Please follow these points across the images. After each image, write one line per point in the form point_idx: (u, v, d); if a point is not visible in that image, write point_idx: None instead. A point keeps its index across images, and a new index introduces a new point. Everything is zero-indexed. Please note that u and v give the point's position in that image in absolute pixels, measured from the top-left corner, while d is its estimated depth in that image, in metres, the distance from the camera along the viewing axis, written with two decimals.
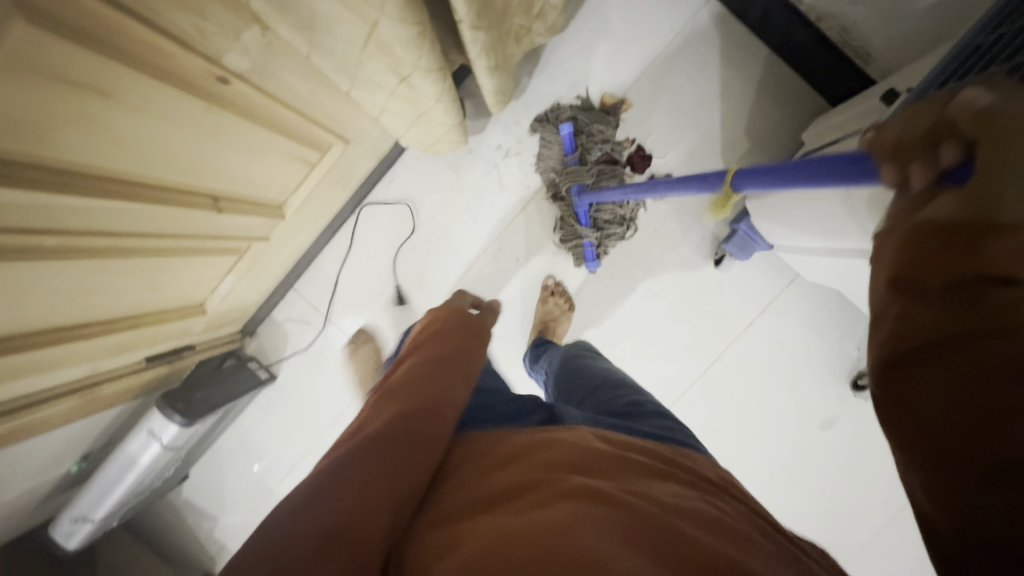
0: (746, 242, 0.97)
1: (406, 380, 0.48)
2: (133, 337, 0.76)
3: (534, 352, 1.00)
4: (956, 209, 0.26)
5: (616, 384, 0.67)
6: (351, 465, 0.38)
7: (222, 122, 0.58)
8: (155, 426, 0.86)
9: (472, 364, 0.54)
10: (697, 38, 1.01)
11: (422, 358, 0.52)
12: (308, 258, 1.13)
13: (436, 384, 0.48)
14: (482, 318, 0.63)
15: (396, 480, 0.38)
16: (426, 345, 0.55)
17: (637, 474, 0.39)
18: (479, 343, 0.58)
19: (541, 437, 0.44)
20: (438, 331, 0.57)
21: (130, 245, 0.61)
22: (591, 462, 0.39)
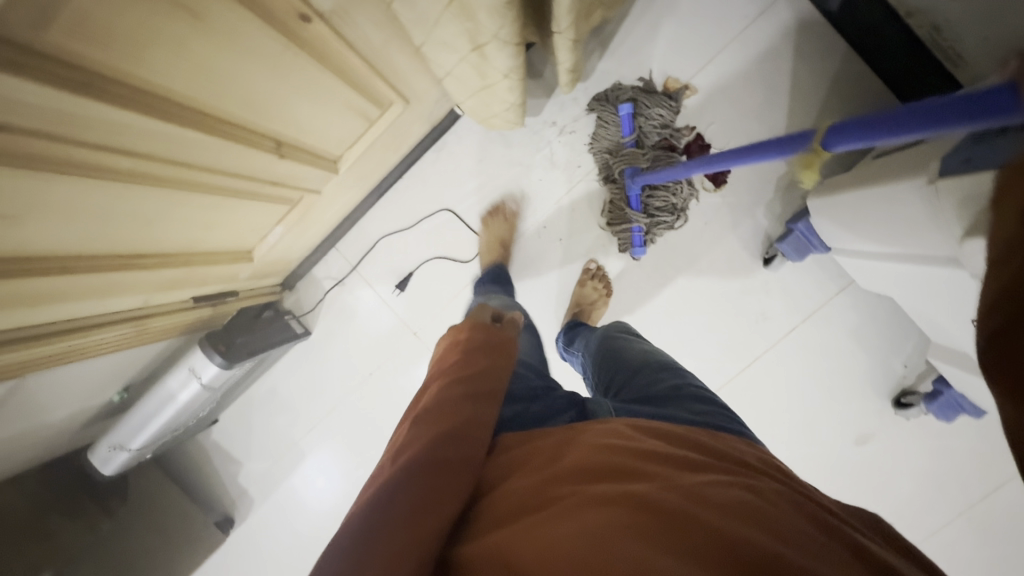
0: (802, 244, 0.93)
1: (434, 401, 0.46)
2: (186, 274, 0.77)
3: (568, 336, 0.98)
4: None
5: (653, 368, 0.65)
6: (387, 500, 0.36)
7: (297, 64, 0.58)
8: (196, 365, 0.88)
9: (498, 377, 0.51)
10: (772, 28, 0.97)
11: (448, 377, 0.50)
12: (352, 218, 1.13)
13: (464, 403, 0.46)
14: (507, 329, 0.59)
15: (436, 509, 0.36)
16: (450, 366, 0.52)
17: (680, 470, 0.37)
18: (504, 355, 0.54)
19: (570, 441, 0.42)
20: (460, 350, 0.54)
21: (196, 179, 0.62)
22: (627, 465, 0.37)
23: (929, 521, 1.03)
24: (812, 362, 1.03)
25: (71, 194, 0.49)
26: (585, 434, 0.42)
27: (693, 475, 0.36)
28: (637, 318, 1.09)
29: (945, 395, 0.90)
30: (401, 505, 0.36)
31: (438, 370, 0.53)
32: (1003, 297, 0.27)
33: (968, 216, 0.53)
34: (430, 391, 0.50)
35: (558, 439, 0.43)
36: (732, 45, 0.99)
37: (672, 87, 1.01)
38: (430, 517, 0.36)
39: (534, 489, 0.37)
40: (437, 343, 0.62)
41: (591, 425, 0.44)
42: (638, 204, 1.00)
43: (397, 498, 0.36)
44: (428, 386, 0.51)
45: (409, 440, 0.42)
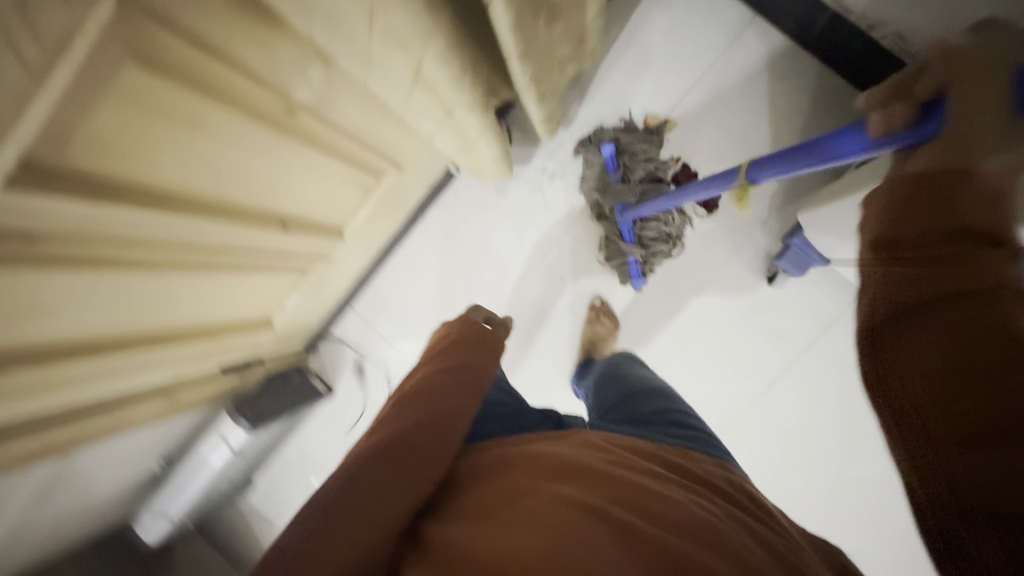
0: (801, 258, 0.93)
1: (420, 388, 0.49)
2: (211, 346, 0.84)
3: (581, 371, 0.99)
4: (938, 159, 0.35)
5: (646, 391, 0.66)
6: (361, 478, 0.39)
7: (290, 150, 0.65)
8: (224, 430, 0.94)
9: (483, 371, 0.54)
10: (744, 56, 0.99)
11: (436, 367, 0.53)
12: (365, 279, 1.20)
13: (447, 396, 0.48)
14: (499, 331, 0.63)
15: (403, 493, 0.38)
16: (442, 358, 0.55)
17: (642, 479, 0.37)
18: (491, 352, 0.57)
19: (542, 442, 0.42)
20: (454, 343, 0.57)
21: (213, 260, 0.70)
22: (592, 468, 0.37)
23: None
24: (835, 377, 1.00)
25: (101, 286, 0.56)
26: (559, 443, 0.43)
27: (653, 485, 0.36)
28: (649, 349, 1.09)
29: None
30: (371, 486, 0.38)
31: (430, 358, 0.56)
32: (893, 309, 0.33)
33: None
34: (419, 377, 0.53)
35: (531, 446, 0.44)
36: (706, 75, 1.02)
37: (652, 122, 1.05)
38: (400, 497, 0.38)
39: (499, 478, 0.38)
40: (435, 332, 0.65)
41: (568, 437, 0.45)
42: (630, 237, 1.03)
43: (370, 477, 0.39)
44: (418, 372, 0.55)
45: (390, 425, 0.45)
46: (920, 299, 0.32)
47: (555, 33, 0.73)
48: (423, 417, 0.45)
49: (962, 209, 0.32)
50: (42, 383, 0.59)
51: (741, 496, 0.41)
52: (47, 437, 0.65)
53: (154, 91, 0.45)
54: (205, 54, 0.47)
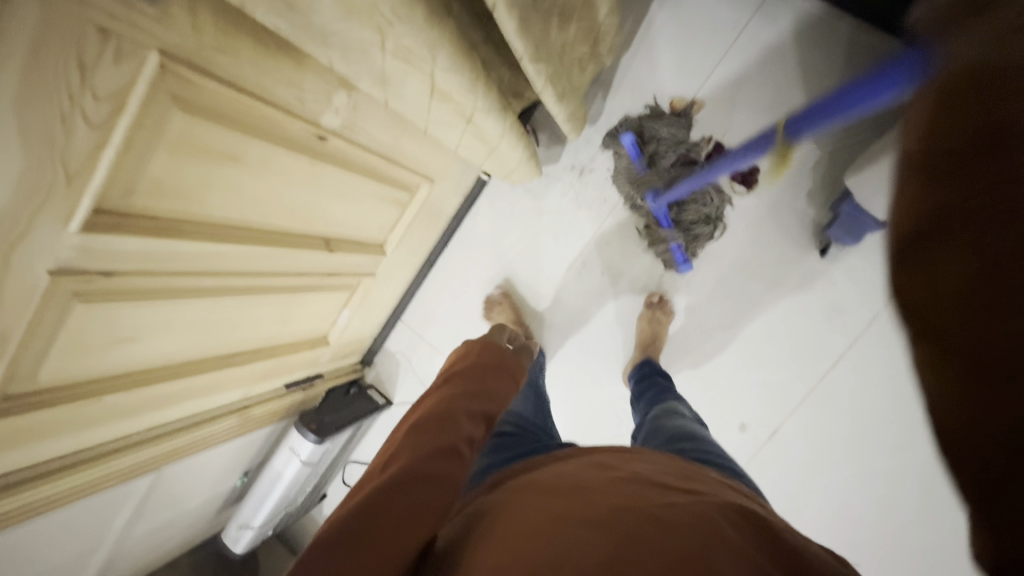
0: (853, 223, 0.87)
1: (435, 410, 0.50)
2: (273, 364, 0.90)
3: (640, 388, 0.94)
4: (977, 52, 0.22)
5: (678, 434, 0.66)
6: (374, 498, 0.39)
7: (323, 173, 0.70)
8: (294, 443, 1.00)
9: (497, 402, 0.55)
10: (768, 23, 0.95)
11: (452, 390, 0.54)
12: (410, 292, 1.24)
13: (460, 418, 0.49)
14: (516, 356, 0.65)
15: (421, 522, 0.39)
16: (457, 380, 0.56)
17: (648, 490, 0.38)
18: (506, 379, 0.59)
19: (554, 467, 0.45)
20: (470, 366, 0.58)
21: (266, 283, 0.75)
22: (598, 485, 0.39)
23: None
24: (900, 360, 0.94)
25: (172, 313, 0.63)
26: (574, 462, 0.45)
27: (655, 495, 0.38)
28: (698, 337, 1.06)
29: None
30: (389, 508, 0.38)
31: (444, 380, 0.57)
32: (916, 236, 0.21)
33: None
34: (431, 400, 0.53)
35: (546, 468, 0.46)
36: (732, 50, 0.98)
37: (679, 104, 1.03)
38: (417, 528, 0.39)
39: (510, 498, 0.42)
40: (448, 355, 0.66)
41: (580, 457, 0.47)
42: (666, 222, 1.01)
43: (386, 497, 0.39)
44: (432, 393, 0.55)
45: (404, 449, 0.45)
46: (948, 224, 0.20)
47: (570, 32, 0.74)
48: (438, 441, 0.45)
49: (1008, 106, 0.20)
50: (131, 404, 0.66)
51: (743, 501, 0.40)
52: (140, 453, 0.73)
53: (196, 133, 0.50)
54: (236, 93, 0.51)
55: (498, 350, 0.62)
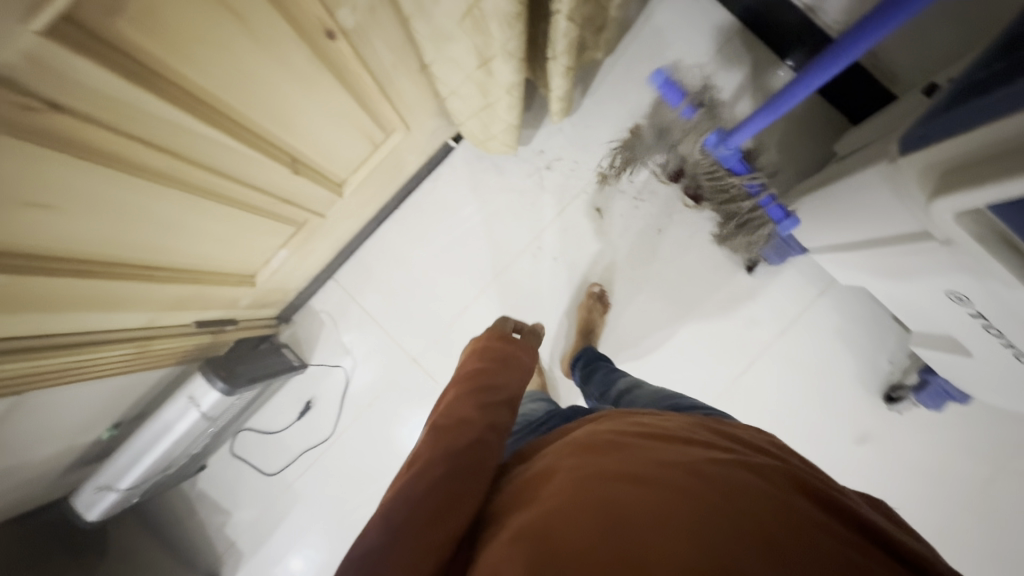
0: (783, 248, 1.00)
1: (451, 406, 0.54)
2: (192, 292, 0.77)
3: (586, 373, 0.97)
4: None
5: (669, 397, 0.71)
6: (413, 503, 0.42)
7: (318, 75, 0.63)
8: (195, 392, 0.85)
9: (511, 387, 0.59)
10: (731, 62, 1.07)
11: (465, 384, 0.58)
12: (348, 249, 1.15)
13: (476, 409, 0.53)
14: (525, 344, 0.69)
15: (458, 510, 0.43)
16: (474, 375, 0.59)
17: (687, 447, 0.41)
18: (516, 365, 0.63)
19: (588, 430, 0.48)
20: (480, 365, 0.61)
21: (215, 188, 0.65)
22: (635, 444, 0.42)
23: (929, 519, 1.06)
24: (794, 373, 1.09)
25: (109, 191, 0.51)
26: (606, 424, 0.49)
27: (696, 451, 0.41)
28: (633, 334, 1.12)
29: (932, 382, 0.96)
30: (425, 506, 0.42)
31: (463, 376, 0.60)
32: None
33: (930, 182, 0.58)
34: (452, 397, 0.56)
35: (580, 431, 0.48)
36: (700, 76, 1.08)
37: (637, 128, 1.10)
38: (454, 516, 0.42)
39: (546, 465, 0.45)
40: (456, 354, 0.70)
41: (608, 418, 0.50)
42: (737, 166, 0.94)
43: (422, 501, 0.42)
44: (449, 393, 0.58)
45: (426, 449, 0.48)
46: None
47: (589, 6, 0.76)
48: (465, 438, 0.49)
49: None
50: (15, 296, 0.51)
51: (773, 453, 0.43)
52: (7, 366, 0.57)
53: None
54: None
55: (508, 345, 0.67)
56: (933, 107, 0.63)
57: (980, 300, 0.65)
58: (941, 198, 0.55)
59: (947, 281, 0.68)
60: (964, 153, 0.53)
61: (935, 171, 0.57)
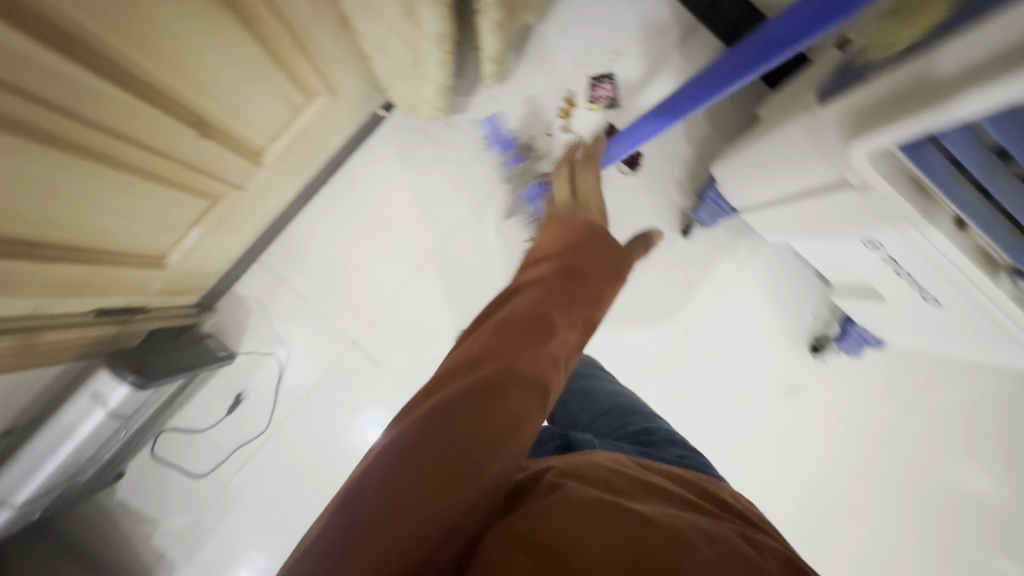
0: (714, 210, 1.03)
1: (517, 319, 0.52)
2: (89, 275, 0.68)
3: None
4: None
5: (626, 428, 0.81)
6: (459, 432, 0.42)
7: (220, 19, 0.57)
8: (101, 388, 0.77)
9: (580, 312, 0.56)
10: (657, 28, 1.09)
11: (536, 297, 0.55)
12: (274, 230, 1.07)
13: (541, 339, 0.51)
14: (612, 249, 0.63)
15: (497, 453, 0.43)
16: (557, 286, 0.56)
17: (681, 507, 0.48)
18: (596, 282, 0.59)
19: (590, 462, 0.53)
20: (556, 275, 0.58)
21: (108, 151, 0.57)
22: (634, 492, 0.49)
23: (856, 458, 1.14)
24: (730, 332, 1.14)
25: None
26: (604, 462, 0.55)
27: (691, 512, 0.47)
28: None
29: (852, 331, 1.04)
30: (470, 441, 0.42)
31: (540, 279, 0.57)
32: None
33: (847, 128, 0.60)
34: (528, 304, 0.54)
35: (582, 462, 0.54)
36: (629, 43, 1.09)
37: (573, 101, 1.09)
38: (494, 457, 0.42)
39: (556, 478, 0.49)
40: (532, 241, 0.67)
41: (597, 455, 0.57)
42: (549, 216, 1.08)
43: (467, 431, 0.42)
44: (525, 294, 0.56)
45: (485, 366, 0.48)
46: None
47: None
48: (522, 371, 0.48)
49: None
50: None
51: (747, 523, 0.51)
52: None
53: None
54: None
55: (606, 246, 0.62)
56: (847, 58, 0.66)
57: (891, 245, 0.69)
58: (859, 141, 0.58)
59: (864, 230, 0.71)
60: (878, 97, 0.55)
61: (850, 116, 0.60)
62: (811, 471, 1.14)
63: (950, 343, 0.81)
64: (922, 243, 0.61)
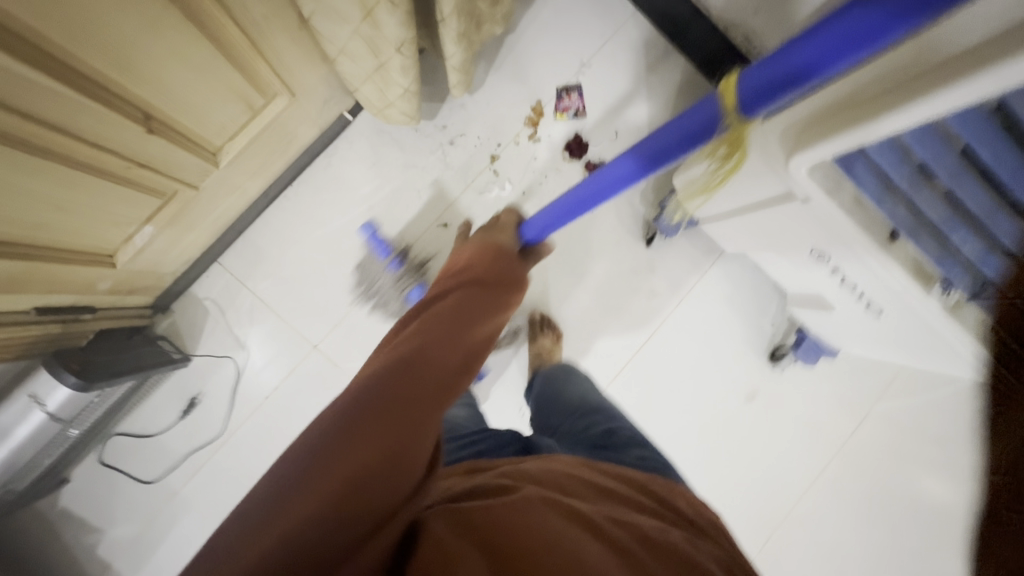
0: (676, 220, 1.05)
1: (440, 312, 0.52)
2: (29, 271, 0.66)
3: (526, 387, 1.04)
4: None
5: (591, 434, 0.77)
6: (380, 403, 0.40)
7: (169, 16, 0.56)
8: (40, 390, 0.75)
9: (495, 313, 0.57)
10: (623, 41, 1.11)
11: (455, 297, 0.56)
12: (235, 231, 1.05)
13: (463, 328, 0.51)
14: (513, 269, 0.67)
15: (422, 423, 0.41)
16: (472, 292, 0.58)
17: (633, 512, 0.48)
18: (505, 292, 0.62)
19: (541, 466, 0.53)
20: (472, 284, 0.59)
21: (48, 145, 0.56)
22: (583, 495, 0.48)
23: (813, 465, 1.16)
24: (691, 340, 1.16)
25: None
26: (556, 463, 0.54)
27: (642, 517, 0.47)
28: (543, 310, 1.13)
29: (806, 341, 1.06)
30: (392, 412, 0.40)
31: (460, 285, 0.59)
32: None
33: (790, 141, 0.62)
34: (448, 303, 0.54)
35: (534, 466, 0.53)
36: (597, 54, 1.11)
37: (541, 110, 1.10)
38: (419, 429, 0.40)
39: (502, 483, 0.48)
40: (454, 255, 0.71)
41: (552, 458, 0.56)
42: None
43: (389, 400, 0.41)
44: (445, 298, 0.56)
45: (409, 346, 0.47)
46: None
47: None
48: (444, 352, 0.47)
49: None
50: None
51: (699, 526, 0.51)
52: None
53: None
54: None
55: (506, 267, 0.66)
56: None
57: (836, 254, 0.70)
58: (802, 151, 0.58)
59: (811, 240, 0.74)
60: (826, 109, 0.57)
61: (791, 130, 0.62)
62: (769, 478, 1.16)
63: (896, 352, 0.84)
64: (859, 252, 0.63)
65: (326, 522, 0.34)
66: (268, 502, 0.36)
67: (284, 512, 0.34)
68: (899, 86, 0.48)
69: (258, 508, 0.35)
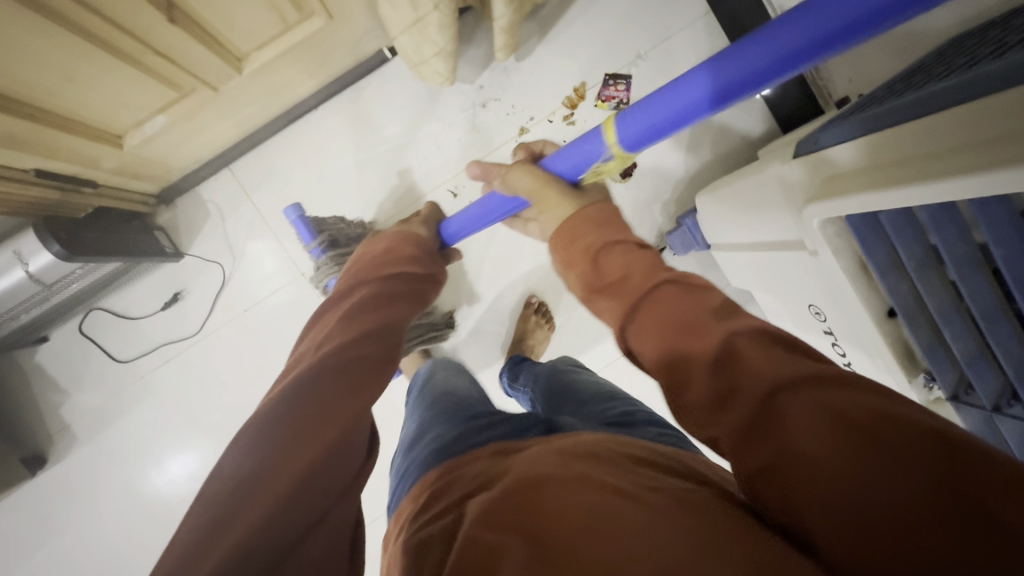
0: (688, 240, 1.02)
1: (362, 303, 0.54)
2: (31, 133, 0.66)
3: (513, 371, 1.02)
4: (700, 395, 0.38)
5: (604, 414, 0.69)
6: (306, 399, 0.41)
7: None
8: (24, 248, 0.77)
9: (414, 302, 0.60)
10: (688, 41, 1.04)
11: (373, 288, 0.57)
12: (251, 142, 1.05)
13: (383, 315, 0.53)
14: (432, 260, 0.69)
15: (351, 404, 0.43)
16: (390, 282, 0.59)
17: (663, 473, 0.40)
18: (422, 275, 0.64)
19: (561, 441, 0.47)
20: (383, 276, 0.60)
21: (57, 10, 0.55)
22: (604, 456, 0.41)
23: None
24: None
25: None
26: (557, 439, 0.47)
27: (673, 478, 0.39)
28: (534, 295, 1.12)
29: None
30: (320, 407, 0.41)
31: (380, 274, 0.60)
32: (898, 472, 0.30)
33: (812, 189, 0.59)
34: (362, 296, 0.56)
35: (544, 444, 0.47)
36: (656, 49, 1.05)
37: (582, 92, 1.05)
38: (342, 413, 0.42)
39: (524, 464, 0.43)
40: (366, 245, 0.71)
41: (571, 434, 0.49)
42: None
43: (315, 397, 0.42)
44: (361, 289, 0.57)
45: (334, 337, 0.49)
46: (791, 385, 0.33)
47: None
48: (365, 343, 0.48)
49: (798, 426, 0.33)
50: None
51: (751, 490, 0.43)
52: None
53: None
54: None
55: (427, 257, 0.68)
56: (841, 117, 0.64)
57: (832, 317, 0.67)
58: (815, 202, 0.55)
59: (812, 294, 0.69)
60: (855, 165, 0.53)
61: (812, 178, 0.59)
62: None
63: None
64: (854, 319, 0.60)
65: (271, 523, 0.33)
66: (213, 500, 0.35)
67: (227, 525, 0.33)
68: (929, 158, 0.44)
69: (203, 502, 0.35)
